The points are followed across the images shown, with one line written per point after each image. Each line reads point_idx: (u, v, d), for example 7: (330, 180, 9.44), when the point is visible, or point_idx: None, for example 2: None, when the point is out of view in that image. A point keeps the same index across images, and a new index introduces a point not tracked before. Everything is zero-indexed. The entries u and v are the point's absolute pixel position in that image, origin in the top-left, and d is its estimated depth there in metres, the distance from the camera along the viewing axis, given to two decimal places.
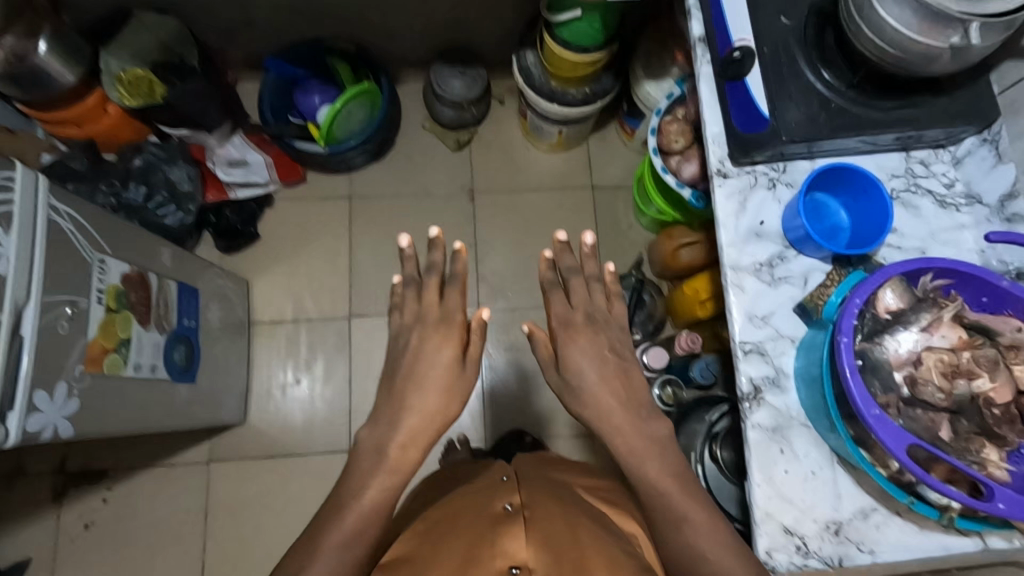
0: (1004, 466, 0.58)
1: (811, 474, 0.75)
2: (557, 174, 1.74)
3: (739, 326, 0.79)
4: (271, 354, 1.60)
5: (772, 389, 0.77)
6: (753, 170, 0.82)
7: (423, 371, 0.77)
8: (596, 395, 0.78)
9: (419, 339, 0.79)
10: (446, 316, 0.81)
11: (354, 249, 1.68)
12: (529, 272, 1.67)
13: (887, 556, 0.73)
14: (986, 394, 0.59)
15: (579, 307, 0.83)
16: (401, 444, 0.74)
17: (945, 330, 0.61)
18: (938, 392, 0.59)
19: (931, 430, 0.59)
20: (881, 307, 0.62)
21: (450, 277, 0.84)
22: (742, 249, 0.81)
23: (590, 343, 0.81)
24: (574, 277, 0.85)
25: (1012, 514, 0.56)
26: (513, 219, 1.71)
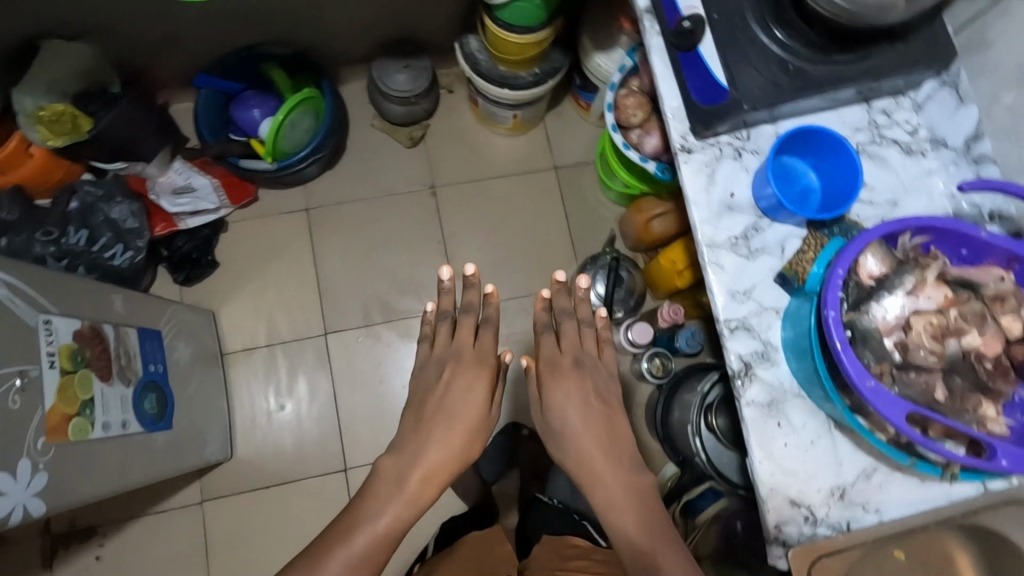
0: (1002, 421, 0.57)
1: (811, 443, 0.75)
2: (518, 157, 1.69)
3: (722, 304, 0.77)
4: (250, 381, 1.55)
5: (762, 363, 0.76)
6: (716, 142, 0.80)
7: (451, 409, 0.84)
8: (579, 444, 0.82)
9: (452, 374, 0.86)
10: (479, 356, 0.88)
11: (320, 263, 1.62)
12: (503, 262, 1.63)
13: (892, 512, 0.74)
14: (977, 350, 0.58)
15: (568, 350, 0.87)
16: (422, 477, 0.80)
17: (930, 291, 0.59)
18: (928, 354, 0.57)
19: (925, 394, 0.57)
20: (864, 273, 0.60)
21: (485, 320, 0.93)
22: (716, 225, 0.79)
23: (567, 392, 0.84)
24: (569, 320, 0.90)
25: (1015, 469, 0.55)
26: (481, 210, 1.66)
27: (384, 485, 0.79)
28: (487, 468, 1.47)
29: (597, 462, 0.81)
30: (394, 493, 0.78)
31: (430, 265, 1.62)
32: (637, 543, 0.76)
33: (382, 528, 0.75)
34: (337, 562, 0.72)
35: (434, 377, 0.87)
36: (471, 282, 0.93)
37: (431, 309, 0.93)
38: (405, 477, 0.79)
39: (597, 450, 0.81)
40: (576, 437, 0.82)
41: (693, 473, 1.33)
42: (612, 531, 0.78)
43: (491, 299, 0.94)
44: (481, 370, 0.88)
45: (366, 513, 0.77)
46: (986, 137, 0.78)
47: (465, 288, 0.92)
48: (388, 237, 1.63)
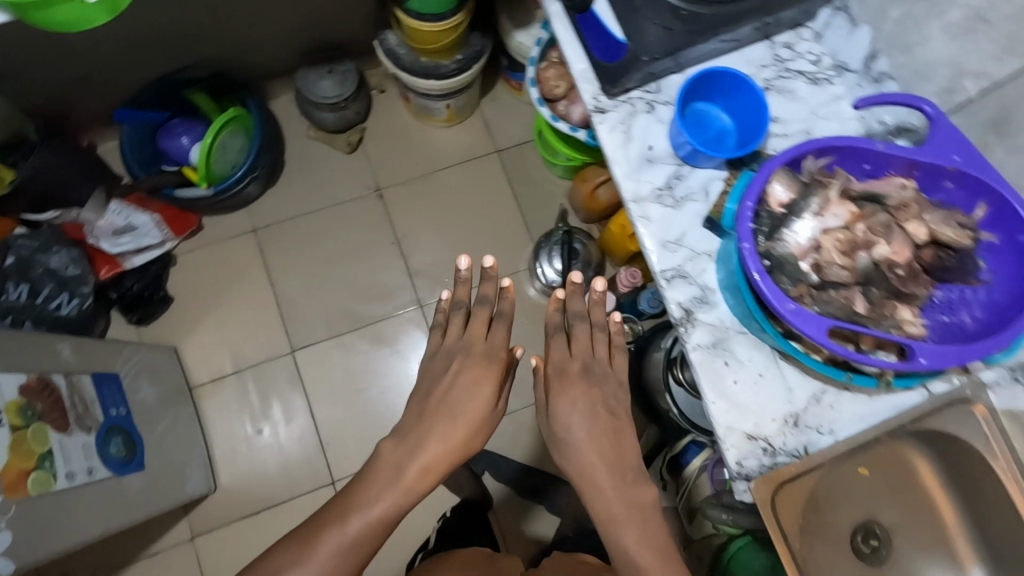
0: (919, 322, 0.59)
1: (759, 376, 0.76)
2: (459, 147, 1.68)
3: (656, 256, 0.78)
4: (224, 410, 1.53)
5: (702, 307, 0.77)
6: (628, 98, 0.80)
7: (456, 406, 0.84)
8: (580, 454, 0.84)
9: (461, 366, 0.87)
10: (489, 352, 0.89)
11: (276, 281, 1.59)
12: (460, 253, 1.63)
13: (846, 431, 0.76)
14: (887, 258, 0.59)
15: (577, 356, 0.90)
16: (420, 468, 0.81)
17: (836, 209, 0.60)
18: (842, 269, 0.58)
19: (846, 308, 0.59)
20: (774, 202, 0.61)
21: (501, 314, 0.93)
22: (638, 179, 0.80)
23: (573, 400, 0.86)
24: (581, 326, 0.92)
25: (935, 366, 0.56)
26: (431, 205, 1.65)
27: (383, 473, 0.80)
28: (475, 459, 1.45)
29: (598, 477, 0.83)
30: (390, 481, 0.80)
31: (387, 267, 1.62)
32: (640, 560, 0.78)
33: (378, 513, 0.78)
34: (328, 552, 0.75)
35: (445, 368, 0.88)
36: (489, 274, 0.94)
37: (447, 298, 0.94)
38: (402, 471, 0.80)
39: (601, 460, 0.83)
40: (576, 448, 0.84)
41: (670, 428, 1.38)
42: (612, 542, 0.80)
43: (508, 294, 0.94)
44: (489, 369, 0.88)
45: (360, 501, 0.79)
46: (882, 55, 0.81)
47: (482, 279, 0.93)
48: (342, 246, 1.62)
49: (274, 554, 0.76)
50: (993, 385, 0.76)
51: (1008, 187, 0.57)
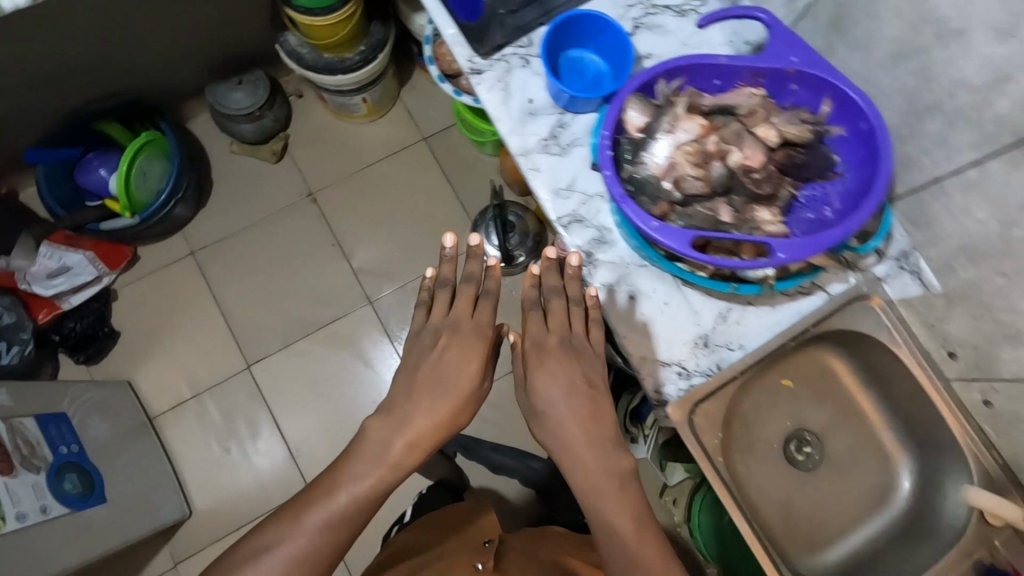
0: (779, 222, 0.60)
1: (665, 305, 0.78)
2: (386, 140, 1.68)
3: (550, 204, 0.80)
4: (189, 435, 1.52)
5: (602, 247, 0.79)
6: (502, 56, 0.82)
7: (444, 380, 0.76)
8: (558, 438, 0.70)
9: (448, 344, 0.78)
10: (478, 328, 0.80)
11: (222, 300, 1.59)
12: (401, 244, 1.63)
13: (754, 343, 0.78)
14: (741, 164, 0.60)
15: (559, 330, 0.74)
16: (407, 442, 0.74)
17: (686, 124, 0.61)
18: (696, 180, 0.60)
19: (707, 219, 0.60)
20: (632, 128, 0.63)
21: (489, 292, 0.83)
22: (523, 133, 0.81)
23: (551, 377, 0.71)
24: (556, 299, 0.75)
25: (795, 258, 0.58)
26: (367, 200, 1.65)
27: (371, 443, 0.74)
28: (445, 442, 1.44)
29: (581, 463, 0.69)
30: (378, 453, 0.73)
31: (332, 270, 1.62)
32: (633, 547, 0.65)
33: (367, 484, 0.72)
34: (315, 524, 0.69)
35: (431, 344, 0.79)
36: (475, 250, 0.83)
37: (430, 276, 0.84)
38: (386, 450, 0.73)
39: (586, 443, 0.69)
40: (558, 432, 0.70)
41: None
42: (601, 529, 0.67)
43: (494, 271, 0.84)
44: (474, 346, 0.78)
45: (349, 474, 0.72)
46: None
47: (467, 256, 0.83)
48: (284, 255, 1.62)
49: (260, 533, 0.70)
50: (885, 279, 0.77)
51: (844, 81, 0.59)
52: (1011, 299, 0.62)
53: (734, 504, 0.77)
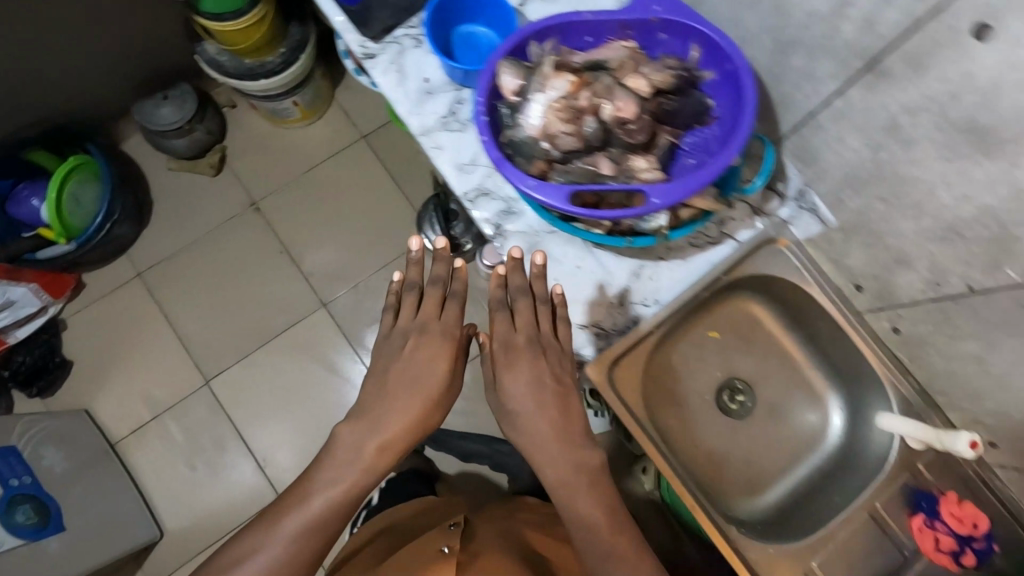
0: (655, 169, 0.60)
1: (577, 268, 0.79)
2: (325, 142, 1.67)
3: (454, 181, 0.80)
4: (153, 456, 1.51)
5: (510, 218, 0.79)
6: (394, 37, 0.82)
7: (416, 379, 0.68)
8: (526, 442, 0.65)
9: (414, 350, 0.71)
10: (446, 329, 0.72)
11: (175, 320, 1.58)
12: (350, 244, 1.62)
13: (668, 296, 0.79)
14: (613, 115, 0.59)
15: (524, 328, 0.70)
16: (379, 446, 0.64)
17: (557, 81, 0.61)
18: (570, 136, 0.60)
19: (586, 173, 0.61)
20: (508, 92, 0.63)
21: (461, 295, 0.76)
22: (421, 112, 0.81)
23: (519, 377, 0.67)
24: (523, 298, 0.71)
25: (668, 204, 0.57)
26: (311, 204, 1.64)
27: (343, 446, 0.64)
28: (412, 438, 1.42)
29: (551, 469, 0.64)
30: (350, 460, 0.63)
31: (282, 277, 1.60)
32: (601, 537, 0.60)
33: (341, 490, 0.62)
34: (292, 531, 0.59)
35: (396, 351, 0.71)
36: (440, 252, 0.77)
37: (396, 279, 0.77)
38: (358, 453, 0.63)
39: (557, 447, 0.64)
40: (528, 435, 0.65)
41: None
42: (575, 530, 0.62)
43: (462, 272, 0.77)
44: (442, 348, 0.70)
45: (321, 480, 0.62)
46: None
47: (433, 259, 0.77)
48: (230, 267, 1.61)
49: (231, 548, 0.60)
50: (790, 222, 0.78)
51: (702, 22, 0.59)
52: (894, 223, 0.64)
53: (661, 459, 0.77)
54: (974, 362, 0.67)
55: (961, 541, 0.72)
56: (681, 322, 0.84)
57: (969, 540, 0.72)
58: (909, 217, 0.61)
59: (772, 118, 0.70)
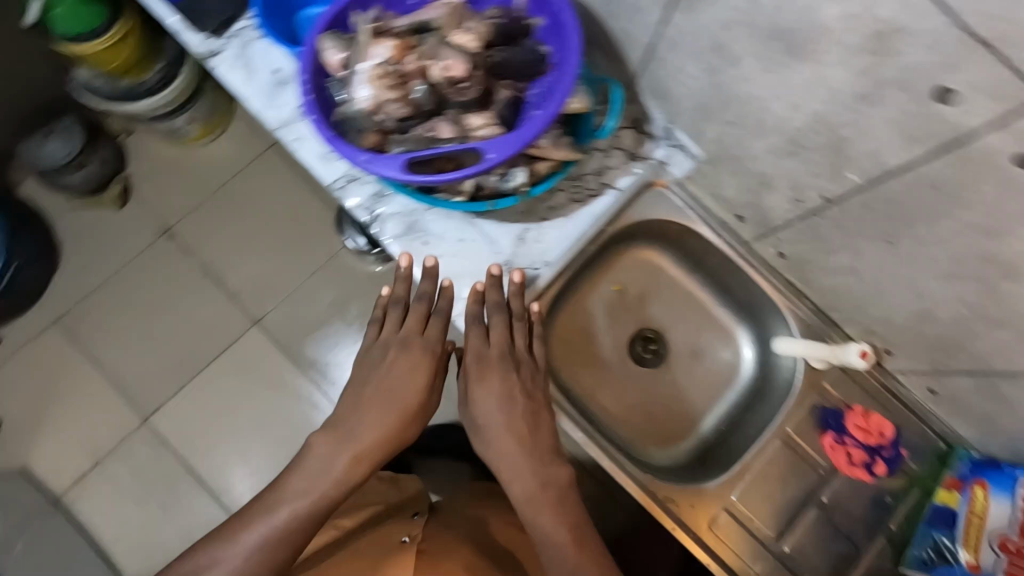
0: (493, 125, 0.58)
1: (460, 242, 0.77)
2: (235, 151, 1.36)
3: (321, 171, 0.77)
4: (101, 513, 1.21)
5: (383, 200, 0.77)
6: (236, 31, 0.78)
7: (393, 392, 0.63)
8: (498, 461, 0.62)
9: (391, 363, 0.65)
10: (425, 343, 0.67)
11: (100, 362, 1.28)
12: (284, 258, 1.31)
13: (556, 256, 0.77)
14: (441, 75, 0.57)
15: (497, 344, 0.66)
16: (352, 458, 0.61)
17: (381, 47, 0.58)
18: (398, 105, 0.58)
19: (423, 140, 0.58)
20: (336, 66, 0.60)
21: (445, 314, 0.70)
22: (277, 105, 0.77)
23: (489, 394, 0.63)
24: (498, 314, 0.68)
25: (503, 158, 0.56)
26: (232, 218, 1.33)
27: (313, 459, 0.61)
28: None
29: (518, 486, 0.61)
30: (320, 473, 0.60)
31: (208, 309, 1.29)
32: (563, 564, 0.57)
33: (312, 502, 0.59)
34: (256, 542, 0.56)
35: (374, 363, 0.66)
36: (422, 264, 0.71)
37: (383, 292, 0.71)
38: (330, 467, 0.60)
39: (528, 465, 0.61)
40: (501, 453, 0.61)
41: None
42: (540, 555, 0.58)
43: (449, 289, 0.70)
44: (422, 365, 0.65)
45: (293, 490, 0.59)
46: None
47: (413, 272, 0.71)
48: (142, 300, 1.30)
49: (189, 556, 0.57)
50: (667, 163, 0.77)
51: None
52: (748, 147, 0.63)
53: (570, 422, 0.74)
54: (847, 273, 0.67)
55: (871, 452, 0.75)
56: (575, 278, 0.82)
57: (877, 449, 0.75)
58: (758, 137, 0.60)
59: (621, 59, 0.69)
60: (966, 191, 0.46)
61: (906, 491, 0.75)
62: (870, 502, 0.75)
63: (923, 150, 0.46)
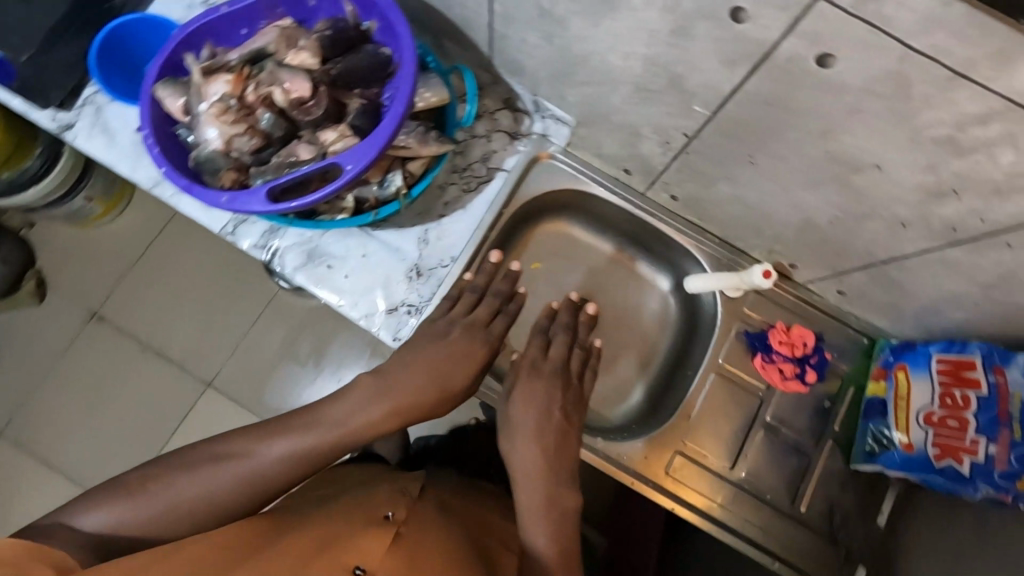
0: (347, 137, 0.58)
1: (364, 257, 0.76)
2: (152, 215, 1.27)
3: (207, 218, 0.75)
4: None
5: (278, 233, 0.75)
6: (86, 98, 0.75)
7: (442, 370, 0.65)
8: (514, 451, 0.66)
9: (452, 344, 0.68)
10: (485, 337, 0.70)
11: (55, 466, 1.16)
12: (226, 312, 1.23)
13: (462, 249, 0.77)
14: (285, 98, 0.57)
15: (556, 360, 0.71)
16: (391, 410, 0.62)
17: (217, 82, 0.57)
18: (247, 138, 0.57)
19: (283, 166, 0.58)
20: (180, 112, 0.59)
21: (511, 317, 0.73)
22: (146, 163, 0.75)
23: (530, 400, 0.68)
24: (563, 333, 0.74)
25: (362, 167, 0.55)
26: (162, 284, 1.23)
27: (355, 395, 0.63)
28: None
29: (523, 491, 0.64)
30: (355, 413, 0.61)
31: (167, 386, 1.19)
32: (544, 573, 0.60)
33: (338, 435, 0.60)
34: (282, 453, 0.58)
35: (432, 336, 0.68)
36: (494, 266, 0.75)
37: (465, 275, 0.74)
38: (366, 408, 0.62)
39: (541, 471, 0.64)
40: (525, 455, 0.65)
41: None
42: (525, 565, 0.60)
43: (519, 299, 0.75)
44: (474, 354, 0.68)
45: (329, 419, 0.61)
46: None
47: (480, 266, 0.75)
48: (83, 390, 1.19)
49: (226, 439, 0.59)
50: (547, 135, 0.78)
51: None
52: (608, 101, 0.64)
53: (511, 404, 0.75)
54: (733, 201, 0.69)
55: (800, 363, 0.77)
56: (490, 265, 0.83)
57: (804, 359, 0.77)
58: (611, 91, 0.62)
59: (473, 45, 0.69)
60: (792, 99, 0.47)
61: (842, 391, 0.78)
62: (811, 411, 0.78)
63: (743, 69, 0.47)
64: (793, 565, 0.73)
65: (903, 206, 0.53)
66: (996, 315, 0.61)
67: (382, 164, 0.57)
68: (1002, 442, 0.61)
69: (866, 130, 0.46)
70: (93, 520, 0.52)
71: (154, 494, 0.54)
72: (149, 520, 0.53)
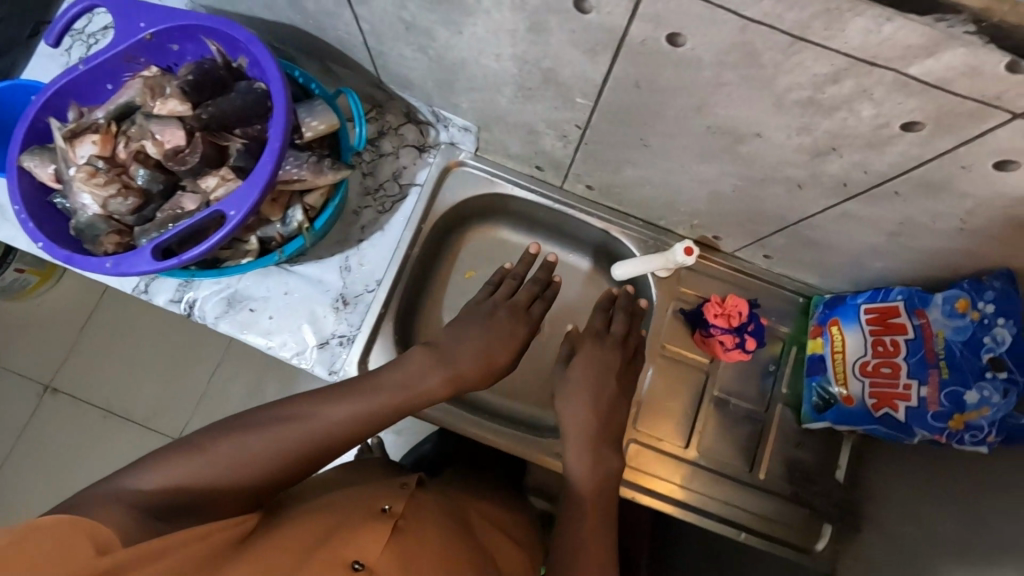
0: (230, 182, 0.56)
1: (287, 295, 0.74)
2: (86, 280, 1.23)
3: (117, 280, 0.72)
4: None
5: (193, 284, 0.73)
6: None
7: (494, 341, 0.66)
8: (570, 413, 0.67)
9: (506, 318, 0.69)
10: (530, 319, 0.71)
11: None
12: (179, 367, 1.19)
13: (385, 272, 0.75)
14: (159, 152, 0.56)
15: (617, 336, 0.73)
16: (449, 377, 0.62)
17: (85, 144, 0.55)
18: (122, 198, 0.56)
19: (168, 221, 0.56)
20: (51, 179, 0.56)
21: (549, 304, 0.74)
22: None
23: (589, 366, 0.70)
24: (624, 313, 0.74)
25: (244, 212, 0.53)
26: (110, 348, 1.19)
27: (412, 365, 0.62)
28: None
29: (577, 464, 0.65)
30: (416, 379, 0.61)
31: (131, 452, 1.14)
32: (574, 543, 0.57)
33: (402, 399, 0.59)
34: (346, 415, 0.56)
35: (484, 312, 0.69)
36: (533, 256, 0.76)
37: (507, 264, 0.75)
38: (424, 375, 0.61)
39: (582, 442, 0.66)
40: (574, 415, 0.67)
41: None
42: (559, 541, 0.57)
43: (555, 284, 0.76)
44: (519, 333, 0.68)
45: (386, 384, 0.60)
46: None
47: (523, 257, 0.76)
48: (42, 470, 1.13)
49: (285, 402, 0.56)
50: (454, 143, 0.77)
51: (192, 17, 0.55)
52: (497, 103, 0.63)
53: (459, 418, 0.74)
54: (644, 183, 0.69)
55: (738, 331, 0.76)
56: (421, 279, 0.81)
57: (742, 328, 0.76)
58: (496, 93, 0.61)
59: (358, 66, 0.68)
60: (657, 81, 0.47)
61: (785, 352, 0.78)
62: (757, 377, 0.78)
63: (605, 57, 0.46)
64: (761, 534, 0.73)
65: (792, 168, 0.52)
66: (908, 259, 0.62)
67: (266, 205, 0.55)
68: (932, 383, 0.61)
69: (735, 100, 0.45)
70: (145, 478, 0.46)
71: (218, 454, 0.50)
72: (205, 482, 0.49)
